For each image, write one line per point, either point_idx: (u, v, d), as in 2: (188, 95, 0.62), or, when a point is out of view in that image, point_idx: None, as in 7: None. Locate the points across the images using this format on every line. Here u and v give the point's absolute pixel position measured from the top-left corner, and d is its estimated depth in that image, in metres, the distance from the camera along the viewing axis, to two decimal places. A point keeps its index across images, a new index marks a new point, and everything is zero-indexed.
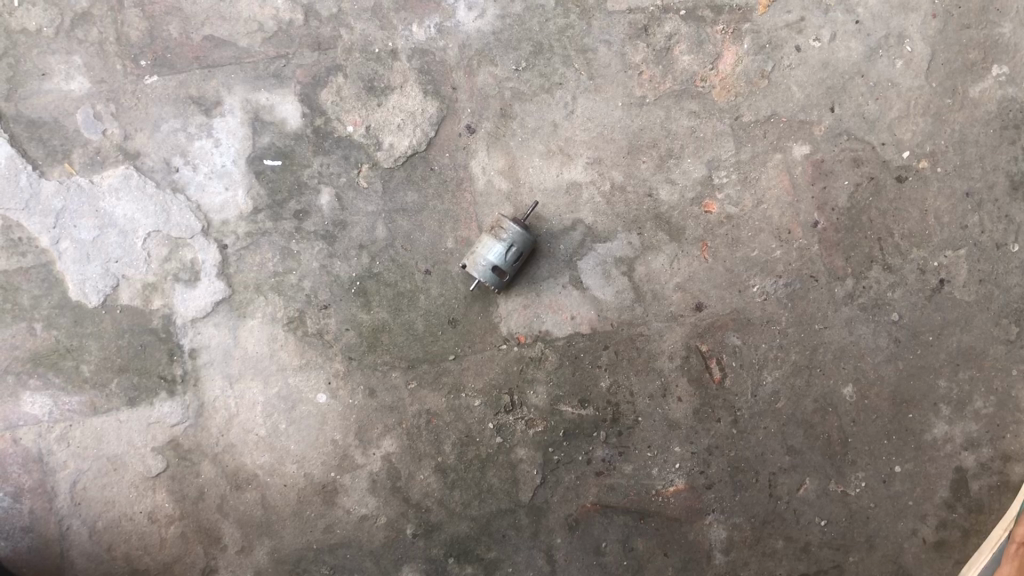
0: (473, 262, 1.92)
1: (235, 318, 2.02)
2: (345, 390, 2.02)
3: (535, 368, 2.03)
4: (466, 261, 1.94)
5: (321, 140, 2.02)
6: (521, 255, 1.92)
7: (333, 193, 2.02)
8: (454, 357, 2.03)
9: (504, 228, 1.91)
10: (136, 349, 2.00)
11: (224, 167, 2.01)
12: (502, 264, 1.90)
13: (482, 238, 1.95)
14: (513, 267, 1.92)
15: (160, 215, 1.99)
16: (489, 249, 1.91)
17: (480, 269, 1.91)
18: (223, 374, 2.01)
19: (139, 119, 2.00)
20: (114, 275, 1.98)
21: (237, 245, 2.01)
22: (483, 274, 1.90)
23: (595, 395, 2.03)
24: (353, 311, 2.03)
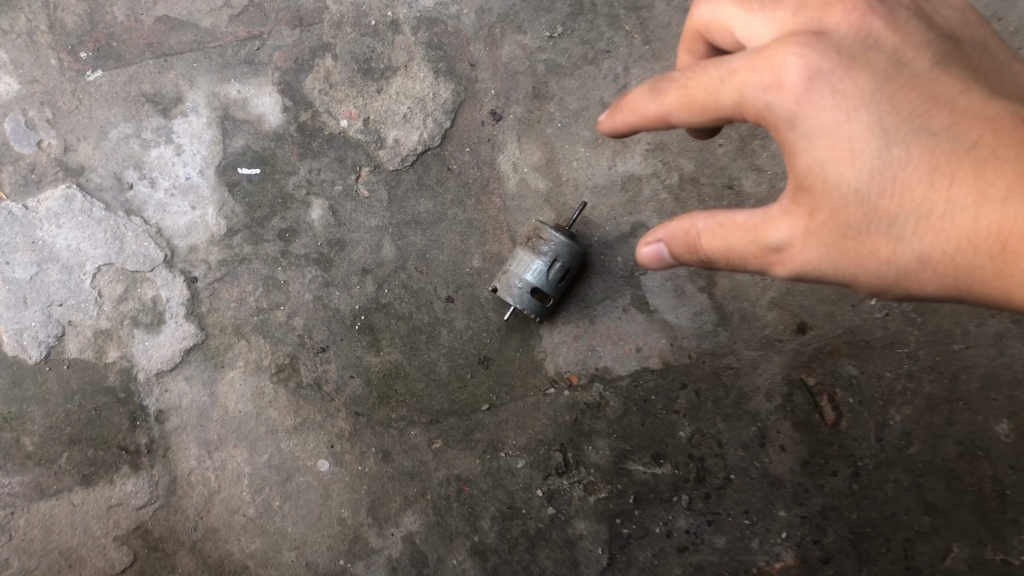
0: (508, 287, 1.51)
1: (211, 370, 1.59)
2: (352, 454, 1.58)
3: (593, 417, 1.58)
4: (497, 284, 1.53)
5: (307, 139, 1.60)
6: (569, 274, 1.52)
7: (326, 206, 1.60)
8: (489, 408, 1.58)
9: (546, 240, 1.49)
10: (89, 414, 1.58)
11: (188, 179, 1.60)
12: (548, 288, 1.49)
13: (517, 253, 1.53)
14: (560, 290, 1.51)
15: (112, 244, 1.58)
16: (526, 267, 1.50)
17: (518, 297, 1.50)
18: (199, 442, 1.59)
19: (81, 125, 1.60)
20: (58, 321, 1.58)
21: (209, 277, 1.60)
22: (523, 304, 1.49)
23: (672, 449, 1.58)
24: (359, 353, 1.59)
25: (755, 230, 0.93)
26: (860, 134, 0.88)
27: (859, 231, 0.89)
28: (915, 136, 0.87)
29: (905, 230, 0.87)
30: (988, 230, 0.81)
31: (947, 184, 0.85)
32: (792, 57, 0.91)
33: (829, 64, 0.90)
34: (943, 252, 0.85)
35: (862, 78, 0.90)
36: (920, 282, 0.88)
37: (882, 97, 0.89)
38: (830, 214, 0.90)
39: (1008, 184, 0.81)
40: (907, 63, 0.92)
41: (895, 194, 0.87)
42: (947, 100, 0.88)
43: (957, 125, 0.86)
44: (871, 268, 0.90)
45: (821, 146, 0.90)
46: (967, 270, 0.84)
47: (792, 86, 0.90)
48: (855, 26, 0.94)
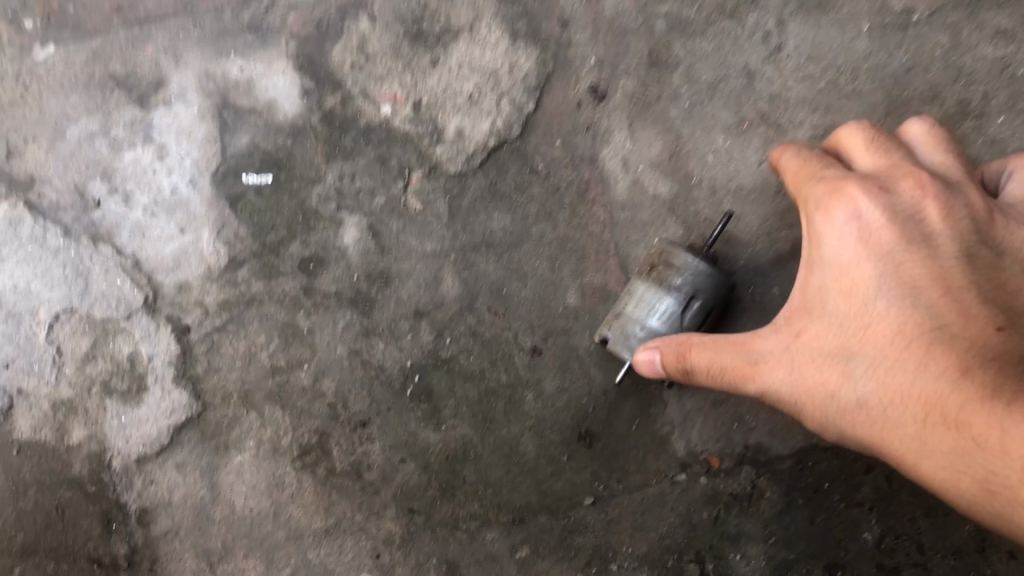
0: (627, 339, 1.02)
1: (211, 453, 1.16)
2: (406, 567, 1.14)
3: (741, 514, 1.13)
4: (608, 332, 1.04)
5: (337, 134, 1.16)
6: (713, 313, 1.03)
7: (364, 224, 1.16)
8: (594, 502, 1.14)
9: (681, 268, 1.01)
10: (48, 516, 1.16)
11: (174, 192, 1.16)
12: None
13: (634, 285, 1.05)
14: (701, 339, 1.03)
15: (74, 283, 1.15)
16: (648, 307, 1.01)
17: (641, 354, 1.01)
18: (198, 551, 1.16)
19: (29, 120, 1.17)
20: (5, 390, 1.16)
21: (206, 326, 1.16)
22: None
23: (853, 557, 1.11)
24: (412, 428, 1.15)
25: (743, 341, 0.91)
26: (860, 275, 0.84)
27: (821, 360, 0.85)
28: (911, 301, 0.82)
29: (858, 372, 0.83)
30: (919, 400, 0.78)
31: (910, 350, 0.80)
32: (854, 193, 0.86)
33: (870, 208, 0.85)
34: (880, 405, 0.81)
35: (892, 230, 0.84)
36: (856, 430, 0.84)
37: (897, 255, 0.83)
38: (812, 339, 0.86)
39: (951, 366, 0.77)
40: (936, 245, 0.83)
41: (865, 339, 0.83)
42: (949, 287, 0.81)
43: (945, 307, 0.80)
44: (822, 402, 0.85)
45: (831, 275, 0.86)
46: (892, 430, 0.80)
47: (832, 217, 0.87)
48: (918, 193, 0.86)
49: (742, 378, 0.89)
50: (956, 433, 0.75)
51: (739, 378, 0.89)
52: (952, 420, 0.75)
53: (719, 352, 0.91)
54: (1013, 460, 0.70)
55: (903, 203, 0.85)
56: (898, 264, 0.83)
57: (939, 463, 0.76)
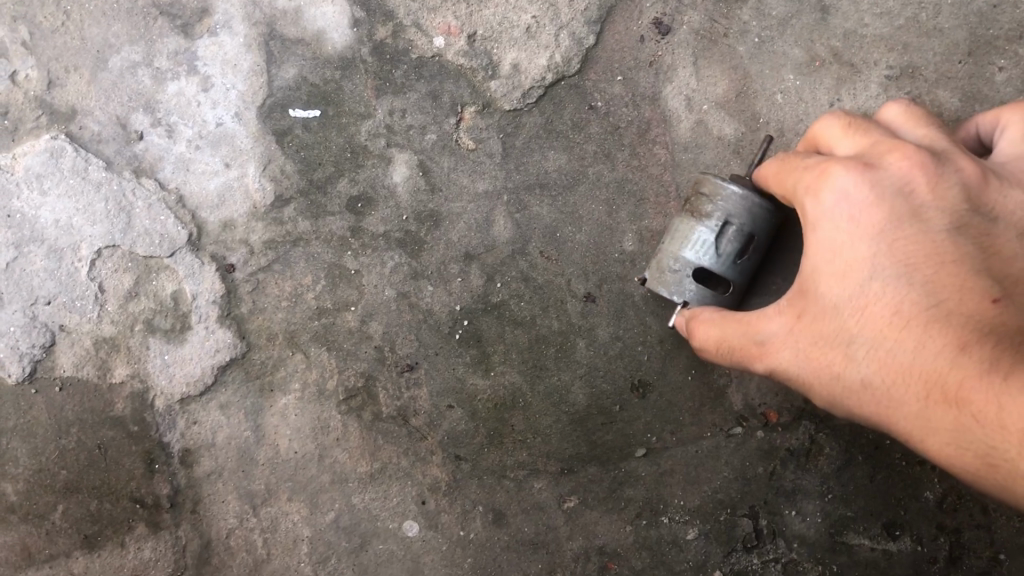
0: (664, 277, 0.99)
1: (256, 394, 1.14)
2: (452, 515, 1.12)
3: (798, 469, 1.10)
4: (647, 271, 1.01)
5: (388, 67, 1.12)
6: (758, 240, 0.96)
7: (413, 162, 1.12)
8: (645, 453, 1.11)
9: (715, 196, 0.95)
10: (90, 454, 1.14)
11: (220, 126, 1.13)
12: (722, 271, 0.95)
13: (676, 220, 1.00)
14: (746, 270, 0.96)
15: (116, 217, 1.12)
16: (683, 240, 0.97)
17: (677, 289, 0.98)
18: (241, 493, 1.14)
19: (71, 49, 1.13)
20: (47, 326, 1.13)
21: (251, 265, 1.13)
22: (688, 299, 0.97)
23: (914, 517, 1.09)
24: (460, 374, 1.12)
25: (749, 322, 0.87)
26: (850, 256, 0.78)
27: (822, 343, 0.80)
28: (906, 278, 0.75)
29: (858, 355, 0.77)
30: (920, 378, 0.72)
31: (906, 329, 0.74)
32: (838, 174, 0.81)
33: (856, 187, 0.79)
34: (883, 385, 0.76)
35: (882, 206, 0.78)
36: (864, 412, 0.78)
37: (889, 229, 0.77)
38: (811, 321, 0.81)
39: (951, 343, 0.70)
40: (928, 217, 0.77)
41: (862, 321, 0.77)
42: (946, 258, 0.75)
43: (943, 281, 0.74)
44: (828, 384, 0.80)
45: (820, 258, 0.81)
46: (900, 412, 0.74)
47: (821, 199, 0.81)
48: (906, 167, 0.80)
49: (749, 357, 0.87)
50: (957, 410, 0.68)
51: (747, 357, 0.87)
52: (954, 397, 0.69)
53: (727, 333, 0.88)
54: (1012, 434, 0.63)
55: (890, 179, 0.79)
56: (891, 242, 0.77)
57: (943, 440, 0.70)
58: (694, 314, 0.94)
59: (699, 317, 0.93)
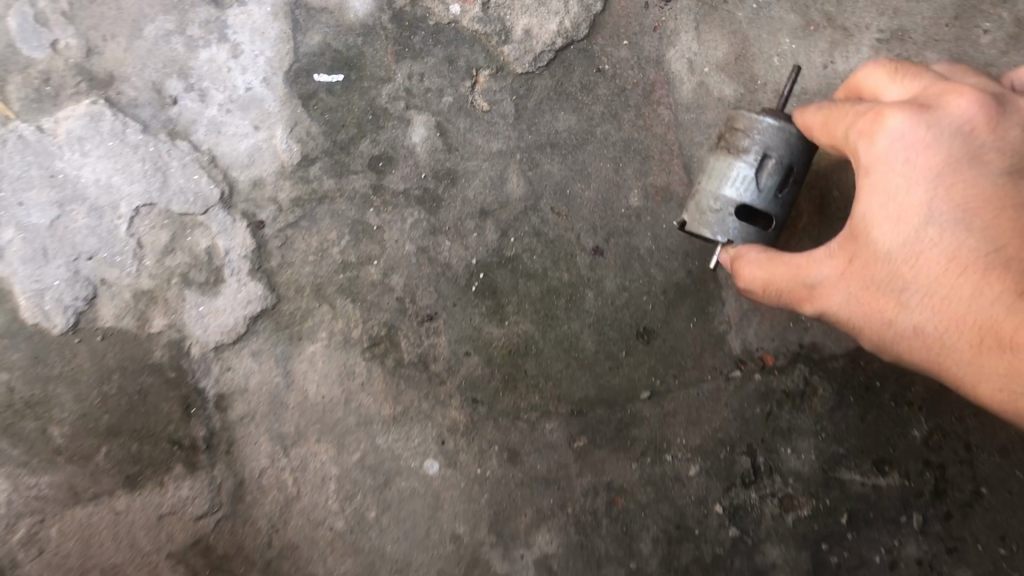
0: (706, 216, 1.06)
1: (285, 343, 1.21)
2: (470, 454, 1.20)
3: (794, 409, 1.18)
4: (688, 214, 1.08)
5: (407, 34, 1.20)
6: (796, 170, 1.03)
7: (432, 123, 1.19)
8: (650, 396, 1.19)
9: (751, 132, 1.03)
10: (131, 399, 1.22)
11: (249, 91, 1.20)
12: (763, 204, 1.03)
13: (712, 161, 1.08)
14: (787, 202, 1.04)
15: (154, 177, 1.19)
16: (723, 178, 1.05)
17: (719, 227, 1.05)
18: (272, 435, 1.22)
19: (109, 19, 1.21)
20: (88, 280, 1.21)
21: (280, 222, 1.21)
22: (731, 236, 1.04)
23: (902, 453, 1.17)
24: (476, 322, 1.20)
25: (800, 265, 0.94)
26: (908, 203, 0.85)
27: (878, 288, 0.88)
28: (960, 226, 0.82)
29: (912, 299, 0.85)
30: (972, 323, 0.80)
31: (960, 276, 0.81)
32: (896, 120, 0.87)
33: (912, 132, 0.86)
34: (935, 330, 0.83)
35: (937, 153, 0.85)
36: (912, 353, 0.86)
37: (944, 177, 0.84)
38: (864, 265, 0.89)
39: (1008, 289, 0.77)
40: (984, 163, 0.84)
41: (917, 267, 0.85)
42: (1001, 205, 0.82)
43: (998, 228, 0.81)
44: (881, 328, 0.88)
45: (877, 201, 0.88)
46: (950, 355, 0.82)
47: (878, 145, 0.88)
48: (963, 111, 0.86)
49: (802, 298, 0.94)
50: (1007, 355, 0.76)
51: (800, 298, 0.95)
52: (1006, 341, 0.76)
53: (777, 276, 0.96)
54: None
55: (948, 124, 0.86)
56: (947, 189, 0.84)
57: (992, 383, 0.78)
58: (740, 253, 1.00)
59: (745, 255, 1.00)
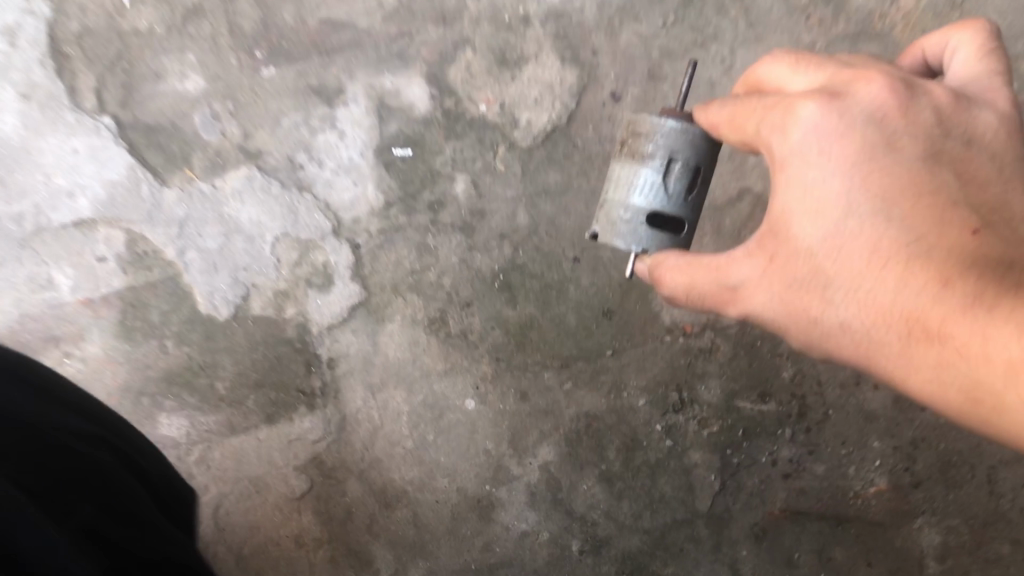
0: (629, 222, 1.30)
1: (374, 323, 1.86)
2: (495, 394, 1.86)
3: (705, 360, 1.81)
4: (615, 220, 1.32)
5: (452, 123, 1.83)
6: (697, 174, 1.29)
7: (469, 180, 1.84)
8: (613, 353, 1.83)
9: (659, 144, 1.28)
10: (271, 361, 1.86)
11: (351, 161, 1.84)
12: (670, 208, 1.28)
13: (625, 172, 1.32)
14: (693, 204, 1.29)
15: (288, 217, 1.84)
16: (639, 187, 1.29)
17: (631, 235, 1.30)
18: (364, 384, 1.87)
19: (258, 115, 1.84)
20: (244, 284, 1.85)
21: (370, 243, 1.85)
22: (648, 242, 1.30)
23: (777, 388, 1.80)
24: (498, 307, 1.85)
25: (719, 267, 1.22)
26: (825, 205, 1.11)
27: (800, 283, 1.14)
28: (874, 220, 1.09)
29: (835, 291, 1.12)
30: (901, 310, 1.07)
31: (881, 270, 1.09)
32: (807, 113, 1.12)
33: (823, 124, 1.11)
34: (861, 320, 1.11)
35: (849, 143, 1.10)
36: (838, 339, 1.14)
37: (859, 173, 1.10)
38: (782, 260, 1.15)
39: (933, 279, 1.05)
40: (897, 150, 1.11)
41: (838, 256, 1.11)
42: (915, 195, 1.09)
43: (913, 219, 1.08)
44: (807, 320, 1.15)
45: (795, 197, 1.14)
46: (875, 339, 1.10)
47: (792, 137, 1.13)
48: (868, 100, 1.12)
49: (725, 297, 1.22)
50: (937, 343, 1.04)
51: (722, 294, 1.22)
52: (936, 331, 1.04)
53: (701, 278, 1.23)
54: (996, 362, 0.99)
55: (852, 116, 1.11)
56: (856, 190, 1.10)
57: (924, 364, 1.06)
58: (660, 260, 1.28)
59: (666, 260, 1.27)
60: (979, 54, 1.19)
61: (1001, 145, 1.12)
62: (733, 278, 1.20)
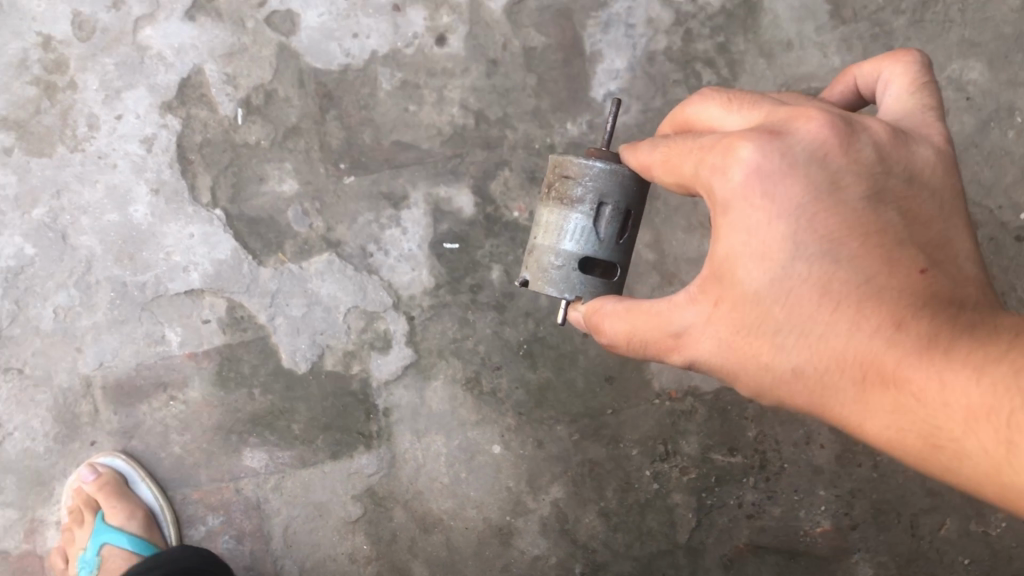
0: (567, 266, 1.61)
1: (422, 380, 2.32)
2: (517, 440, 2.31)
3: (686, 420, 2.27)
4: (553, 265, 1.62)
5: (491, 225, 2.33)
6: (623, 217, 1.61)
7: (502, 269, 2.32)
8: (613, 411, 2.29)
9: (587, 194, 1.59)
10: (338, 408, 2.33)
11: (410, 251, 2.33)
12: (602, 252, 1.59)
13: (557, 219, 1.62)
14: (621, 245, 1.61)
15: (358, 292, 2.32)
16: (570, 235, 1.60)
17: (566, 279, 1.61)
18: (412, 430, 2.33)
19: (339, 212, 2.33)
20: (320, 345, 2.32)
21: (422, 315, 2.33)
22: (585, 284, 1.61)
23: (743, 443, 2.25)
24: (522, 371, 2.31)
25: (665, 312, 1.37)
26: (771, 252, 1.25)
27: (751, 329, 1.29)
28: (816, 262, 1.23)
29: (785, 336, 1.26)
30: (851, 353, 1.21)
31: (828, 311, 1.23)
32: (746, 153, 1.25)
33: (761, 162, 1.25)
34: (811, 361, 1.25)
35: (792, 185, 1.24)
36: (790, 383, 1.28)
37: (804, 217, 1.24)
38: (731, 304, 1.30)
39: (880, 322, 1.19)
40: (840, 193, 1.24)
41: (788, 302, 1.25)
42: (859, 237, 1.23)
43: (857, 261, 1.22)
44: (759, 363, 1.29)
45: (738, 242, 1.28)
46: (828, 381, 1.24)
47: (734, 177, 1.27)
48: (808, 138, 1.26)
49: (676, 343, 1.37)
50: (892, 389, 1.18)
51: (671, 342, 1.38)
52: (889, 378, 1.18)
53: (642, 326, 1.41)
54: (952, 408, 1.12)
55: (791, 156, 1.25)
56: (800, 233, 1.24)
57: (880, 411, 1.20)
58: (598, 308, 1.51)
59: (603, 309, 1.50)
60: (909, 89, 1.36)
61: (937, 182, 1.29)
62: (679, 325, 1.36)
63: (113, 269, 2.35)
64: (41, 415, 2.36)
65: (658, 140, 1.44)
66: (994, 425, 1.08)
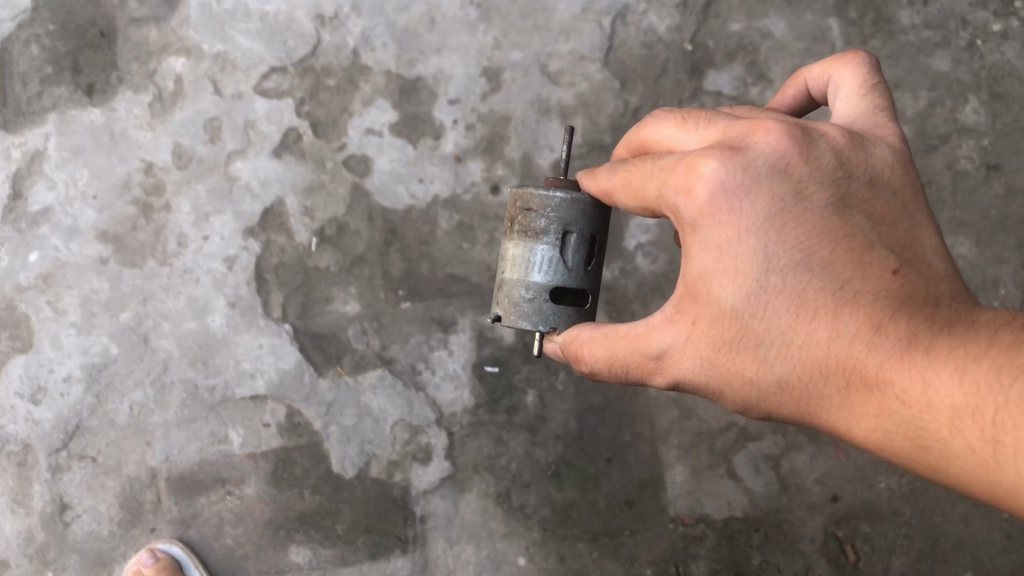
0: (538, 302, 1.70)
1: (457, 491, 2.56)
2: (540, 554, 2.54)
3: (696, 544, 2.55)
4: (523, 302, 1.71)
5: (529, 352, 2.59)
6: (587, 243, 1.71)
7: (537, 393, 2.58)
8: (630, 532, 2.55)
9: (550, 227, 1.69)
10: (379, 512, 2.56)
11: (455, 372, 2.59)
12: (570, 279, 1.69)
13: (523, 255, 1.71)
14: (589, 270, 1.72)
15: (406, 406, 2.58)
16: (537, 272, 1.70)
17: (538, 311, 1.70)
18: (445, 537, 2.56)
19: (394, 333, 2.61)
20: (367, 452, 2.57)
21: (461, 432, 2.58)
22: (560, 318, 1.71)
23: (748, 569, 2.54)
24: (549, 490, 2.56)
25: (643, 333, 1.46)
26: (744, 266, 1.34)
27: (732, 345, 1.37)
28: (788, 273, 1.33)
29: (767, 347, 1.35)
30: (832, 356, 1.31)
31: (806, 320, 1.32)
32: (709, 172, 1.35)
33: (727, 179, 1.34)
34: (793, 368, 1.35)
35: (758, 198, 1.34)
36: (772, 392, 1.37)
37: (772, 231, 1.33)
38: (707, 320, 1.38)
39: (860, 325, 1.30)
40: (805, 200, 1.34)
41: (765, 314, 1.34)
42: (827, 244, 1.33)
43: (829, 270, 1.32)
44: (742, 377, 1.38)
45: (708, 259, 1.37)
46: (811, 386, 1.34)
47: (701, 194, 1.36)
48: (767, 150, 1.35)
49: (658, 365, 1.45)
50: (876, 391, 1.29)
51: (652, 364, 1.46)
52: (874, 381, 1.29)
53: (623, 350, 1.49)
54: (937, 407, 1.23)
55: (754, 169, 1.34)
56: (770, 245, 1.33)
57: (869, 414, 1.30)
58: (574, 333, 1.61)
59: (580, 334, 1.60)
60: (858, 91, 1.52)
61: (892, 176, 1.39)
62: (657, 346, 1.44)
63: (187, 372, 2.62)
64: (109, 501, 2.59)
65: (616, 166, 1.56)
66: (979, 419, 1.18)
